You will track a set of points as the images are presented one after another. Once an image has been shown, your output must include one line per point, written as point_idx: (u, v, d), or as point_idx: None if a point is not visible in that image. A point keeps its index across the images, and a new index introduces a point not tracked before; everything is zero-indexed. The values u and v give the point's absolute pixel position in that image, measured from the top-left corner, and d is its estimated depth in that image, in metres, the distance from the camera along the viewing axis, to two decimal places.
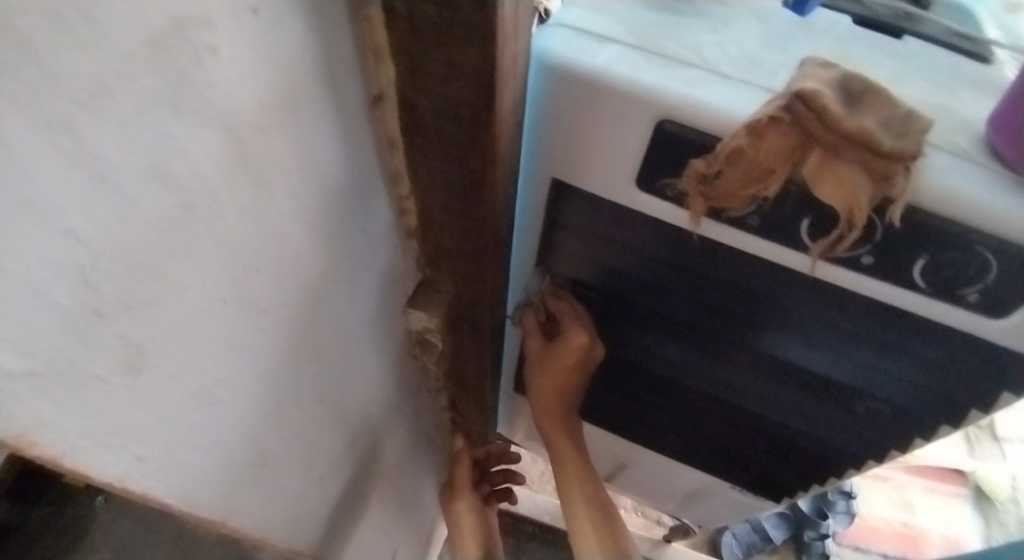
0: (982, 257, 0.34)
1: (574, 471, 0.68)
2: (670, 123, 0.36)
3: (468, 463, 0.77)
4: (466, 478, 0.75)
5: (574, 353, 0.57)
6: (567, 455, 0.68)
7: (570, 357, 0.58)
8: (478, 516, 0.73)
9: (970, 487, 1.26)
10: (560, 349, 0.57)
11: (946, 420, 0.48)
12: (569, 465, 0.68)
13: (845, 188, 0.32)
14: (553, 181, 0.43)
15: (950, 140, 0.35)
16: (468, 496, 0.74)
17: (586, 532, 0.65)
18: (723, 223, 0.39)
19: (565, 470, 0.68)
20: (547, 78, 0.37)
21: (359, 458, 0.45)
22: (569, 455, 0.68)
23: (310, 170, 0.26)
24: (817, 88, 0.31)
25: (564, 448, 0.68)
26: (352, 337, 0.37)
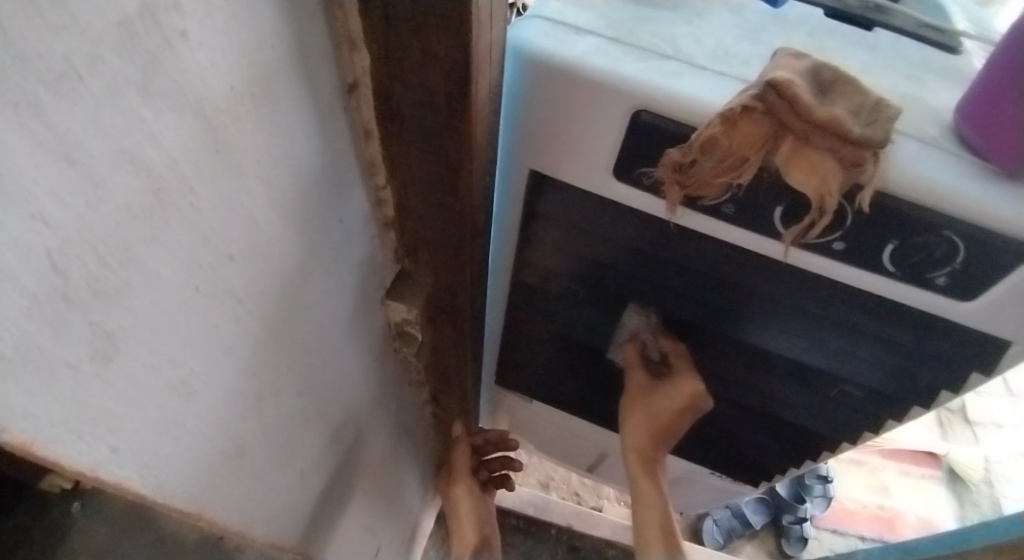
0: (949, 241, 0.35)
1: (651, 506, 0.61)
2: (646, 114, 0.36)
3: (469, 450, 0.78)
4: (465, 466, 0.77)
5: (682, 398, 0.56)
6: (649, 494, 0.62)
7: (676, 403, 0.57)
8: (475, 502, 0.74)
9: (943, 470, 1.29)
10: (669, 392, 0.57)
11: (918, 402, 0.50)
12: (651, 501, 0.61)
13: (817, 176, 0.32)
14: (532, 172, 0.44)
15: (918, 128, 0.36)
16: (466, 482, 0.75)
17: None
18: (699, 211, 0.39)
19: (643, 506, 0.62)
20: (525, 69, 0.37)
21: (340, 451, 0.45)
22: (654, 499, 0.62)
23: (285, 159, 0.26)
24: (789, 77, 0.31)
25: (646, 487, 0.62)
26: (331, 329, 0.37)
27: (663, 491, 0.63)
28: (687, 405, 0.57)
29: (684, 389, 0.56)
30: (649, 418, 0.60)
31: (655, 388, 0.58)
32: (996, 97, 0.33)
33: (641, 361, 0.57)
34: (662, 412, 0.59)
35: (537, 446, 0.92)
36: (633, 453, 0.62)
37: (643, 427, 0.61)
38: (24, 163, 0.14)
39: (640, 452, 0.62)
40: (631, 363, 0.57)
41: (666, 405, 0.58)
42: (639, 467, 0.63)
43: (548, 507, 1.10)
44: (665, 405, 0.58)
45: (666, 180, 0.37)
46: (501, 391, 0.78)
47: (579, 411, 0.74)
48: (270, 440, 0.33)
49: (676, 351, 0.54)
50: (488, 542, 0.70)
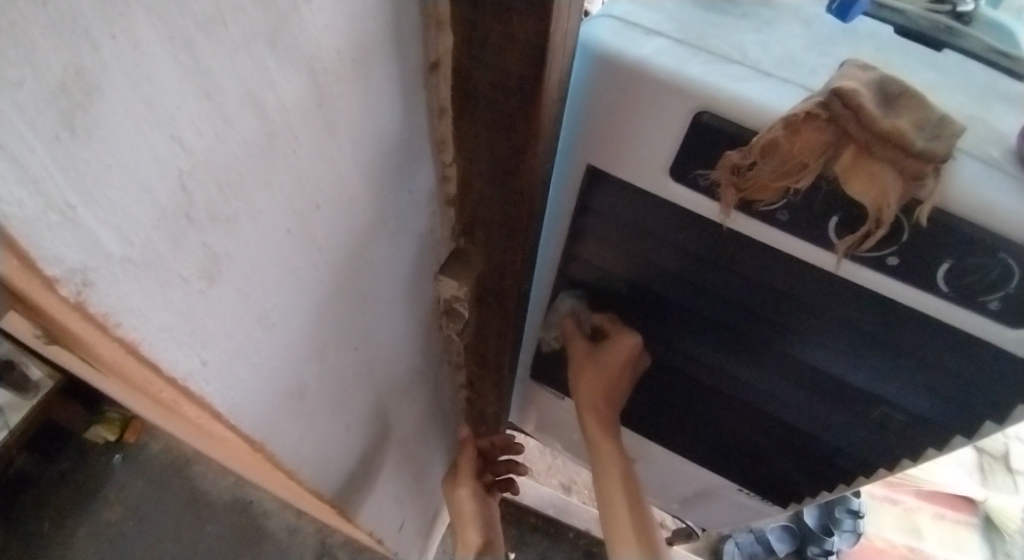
0: (1005, 264, 0.35)
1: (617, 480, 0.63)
2: (708, 115, 0.37)
3: (475, 453, 0.79)
4: (470, 467, 0.78)
5: (622, 354, 0.59)
6: (608, 457, 0.65)
7: (616, 361, 0.60)
8: (479, 504, 0.76)
9: (980, 517, 1.24)
10: (607, 351, 0.60)
11: (960, 431, 0.49)
12: (611, 472, 0.64)
13: (876, 187, 0.33)
14: (590, 167, 0.45)
15: (984, 149, 0.36)
16: (470, 484, 0.77)
17: (620, 527, 0.60)
18: (752, 216, 0.40)
19: (604, 469, 0.64)
20: (593, 64, 0.39)
21: (382, 416, 0.47)
22: (613, 464, 0.64)
23: (372, 126, 0.28)
24: (855, 87, 0.32)
25: (605, 450, 0.65)
26: (389, 294, 0.39)
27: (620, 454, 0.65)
28: (628, 362, 0.60)
29: (622, 346, 0.59)
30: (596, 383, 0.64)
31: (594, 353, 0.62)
32: None
33: (578, 333, 0.63)
34: (603, 371, 0.62)
35: (563, 446, 0.93)
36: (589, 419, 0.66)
37: (594, 388, 0.64)
38: (171, 88, 0.16)
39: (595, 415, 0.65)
40: (572, 335, 0.63)
41: (604, 363, 0.61)
42: (597, 432, 0.66)
43: (567, 509, 1.10)
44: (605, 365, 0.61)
45: (723, 183, 0.37)
46: (534, 384, 0.79)
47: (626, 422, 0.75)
48: (325, 391, 0.35)
49: (609, 319, 0.59)
50: (490, 546, 0.72)
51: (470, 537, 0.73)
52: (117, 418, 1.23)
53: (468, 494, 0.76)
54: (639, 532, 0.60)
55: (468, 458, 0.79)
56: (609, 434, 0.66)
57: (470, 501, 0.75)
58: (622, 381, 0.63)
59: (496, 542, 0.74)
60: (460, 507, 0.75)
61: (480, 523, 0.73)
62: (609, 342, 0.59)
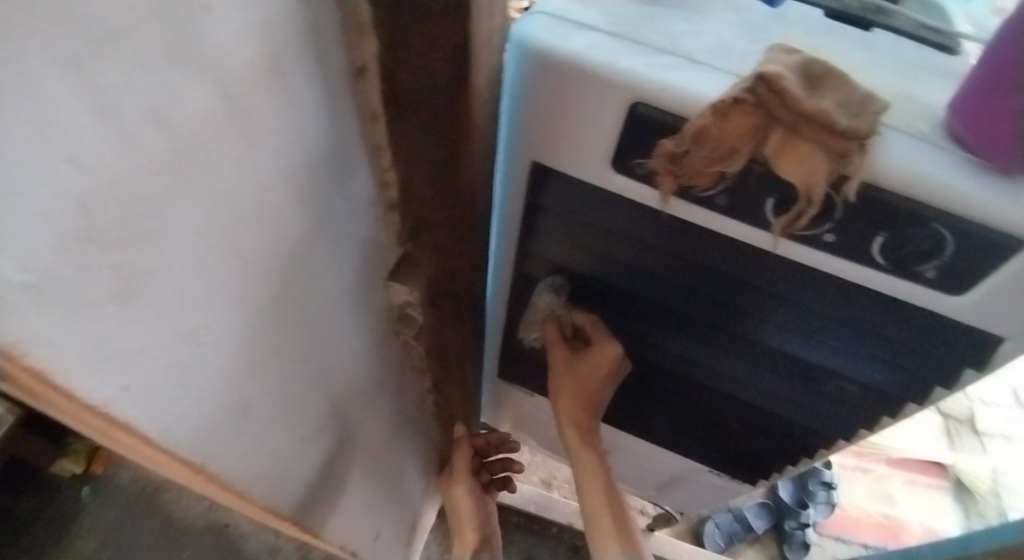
0: (937, 232, 0.36)
1: (602, 486, 0.64)
2: (643, 106, 0.37)
3: (470, 452, 0.79)
4: (465, 466, 0.78)
5: (606, 364, 0.60)
6: (589, 467, 0.66)
7: (600, 371, 0.61)
8: (476, 502, 0.76)
9: (950, 479, 1.28)
10: (591, 360, 0.61)
11: (911, 399, 0.51)
12: (593, 481, 0.64)
13: (804, 166, 0.33)
14: (535, 163, 0.46)
15: (912, 124, 0.37)
16: (465, 482, 0.77)
17: (605, 534, 0.60)
18: (693, 202, 0.40)
19: (586, 478, 0.65)
20: (528, 61, 0.39)
21: (341, 427, 0.47)
22: (594, 472, 0.65)
23: (295, 135, 0.28)
24: (778, 71, 0.33)
25: (586, 456, 0.65)
26: (333, 305, 0.39)
27: (601, 461, 0.66)
28: (611, 371, 0.61)
29: (605, 356, 0.59)
30: (575, 393, 0.64)
31: (575, 360, 0.62)
32: (987, 93, 0.34)
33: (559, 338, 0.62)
34: (585, 381, 0.62)
35: (538, 442, 0.93)
36: (569, 427, 0.66)
37: (571, 398, 0.64)
38: (64, 107, 0.15)
39: (576, 424, 0.65)
40: (554, 340, 0.63)
41: (589, 372, 0.61)
42: (575, 440, 0.66)
43: (550, 505, 1.11)
44: (588, 375, 0.62)
45: (660, 170, 0.37)
46: (503, 383, 0.79)
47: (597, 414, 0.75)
48: (272, 404, 0.35)
49: (591, 324, 0.59)
50: (488, 542, 0.72)
51: (469, 534, 0.73)
52: (82, 450, 1.19)
53: (464, 492, 0.76)
54: (625, 536, 0.60)
55: (464, 457, 0.79)
56: (589, 440, 0.66)
57: (467, 499, 0.75)
58: (603, 390, 0.63)
59: (493, 539, 0.74)
60: (456, 505, 0.75)
61: (477, 520, 0.74)
62: (592, 352, 0.60)
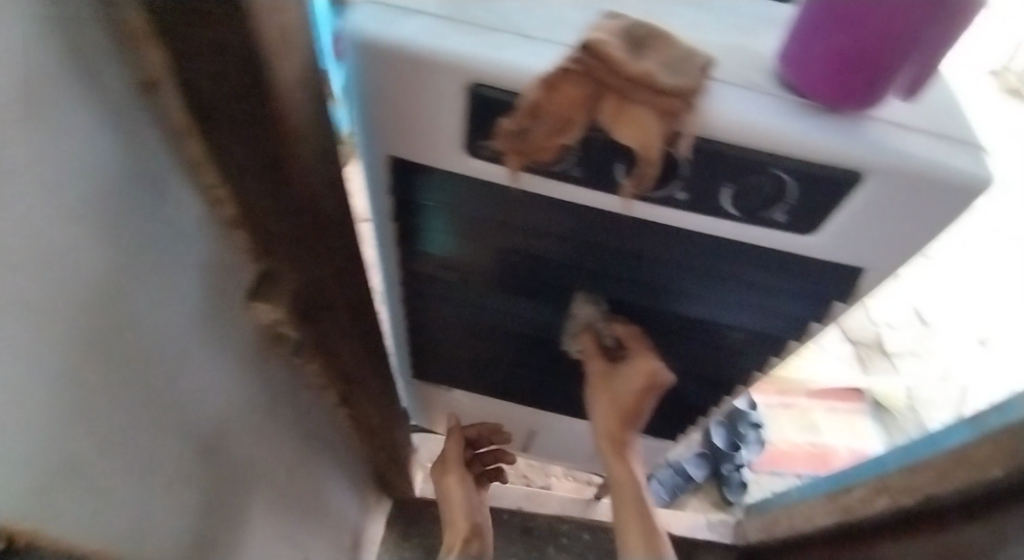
0: (779, 177, 0.37)
1: (628, 488, 0.58)
2: (485, 88, 0.36)
3: (462, 441, 0.76)
4: (457, 455, 0.74)
5: (638, 381, 0.56)
6: (622, 473, 0.59)
7: (636, 389, 0.57)
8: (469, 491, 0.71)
9: (868, 402, 1.38)
10: (625, 376, 0.57)
11: (789, 337, 0.55)
12: (625, 490, 0.58)
13: (640, 130, 0.33)
14: (392, 158, 0.44)
15: (747, 77, 0.37)
16: (459, 472, 0.72)
17: (633, 531, 0.55)
18: (546, 176, 0.40)
19: (620, 491, 0.58)
20: (357, 53, 0.37)
21: (221, 461, 0.43)
22: (625, 478, 0.58)
23: (70, 162, 0.24)
24: (602, 38, 0.32)
25: (617, 466, 0.59)
26: (178, 337, 0.35)
27: (635, 473, 0.59)
28: (648, 388, 0.57)
29: (647, 370, 0.56)
30: (607, 414, 0.59)
31: (614, 375, 0.58)
32: (809, 38, 0.35)
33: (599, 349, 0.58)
34: (620, 401, 0.58)
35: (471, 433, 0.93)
36: (606, 442, 0.60)
37: (610, 417, 0.59)
38: None
39: (614, 442, 0.59)
40: (594, 352, 0.58)
41: (625, 390, 0.58)
42: (612, 453, 0.60)
43: (496, 493, 1.12)
44: (624, 392, 0.58)
45: (504, 150, 0.36)
46: (421, 381, 0.78)
47: (517, 396, 0.76)
48: (131, 457, 0.32)
49: (632, 334, 0.57)
50: (479, 529, 0.67)
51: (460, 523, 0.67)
52: None
53: (456, 481, 0.71)
54: (654, 546, 0.54)
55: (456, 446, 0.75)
56: (625, 454, 0.60)
57: (458, 487, 0.70)
58: (647, 403, 0.59)
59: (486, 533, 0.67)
60: (446, 495, 0.70)
61: (469, 507, 0.68)
62: (630, 366, 0.57)
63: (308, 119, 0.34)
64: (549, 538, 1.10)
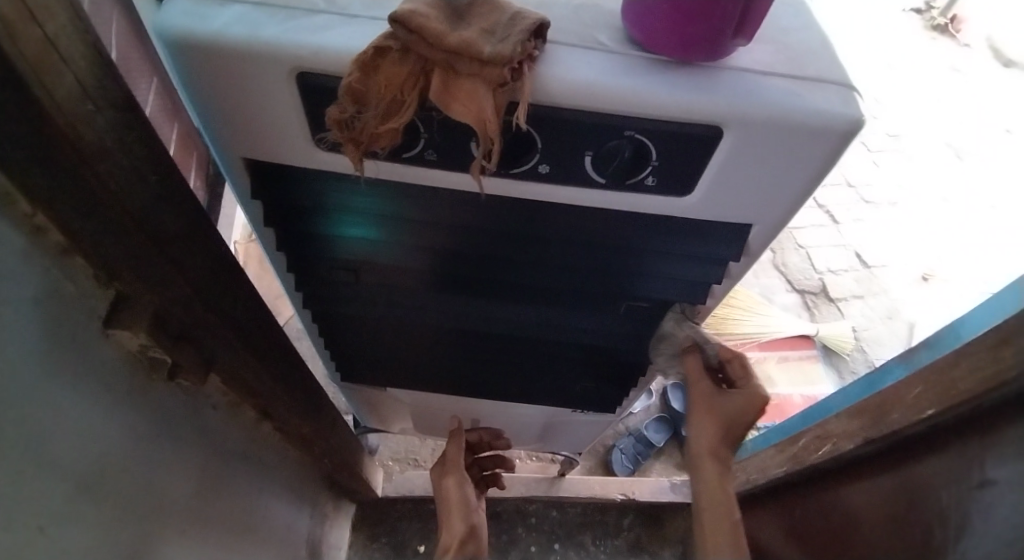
0: (634, 139, 0.36)
1: (719, 510, 0.52)
2: (312, 75, 0.34)
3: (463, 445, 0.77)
4: (458, 457, 0.76)
5: (755, 405, 0.54)
6: (719, 494, 0.52)
7: (751, 407, 0.54)
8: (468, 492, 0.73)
9: (819, 347, 1.41)
10: (740, 403, 0.54)
11: (699, 301, 0.54)
12: (713, 492, 0.53)
13: (472, 103, 0.31)
14: (247, 159, 0.42)
15: (590, 36, 0.36)
16: (457, 472, 0.74)
17: (719, 538, 0.50)
18: (404, 162, 0.38)
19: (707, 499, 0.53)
20: (170, 54, 0.35)
21: (115, 494, 0.40)
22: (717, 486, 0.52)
23: None
24: (411, 10, 0.31)
25: (709, 476, 0.53)
26: (32, 373, 0.32)
27: (729, 491, 0.53)
28: (756, 418, 0.54)
29: (754, 395, 0.54)
30: (710, 434, 0.54)
31: (721, 398, 0.54)
32: None
33: (701, 371, 0.56)
34: (731, 422, 0.54)
35: (419, 430, 0.93)
36: (709, 456, 0.53)
37: (716, 433, 0.54)
38: None
39: (713, 453, 0.54)
40: (696, 375, 0.56)
41: (735, 411, 0.54)
42: (714, 471, 0.53)
43: None
44: (741, 411, 0.54)
45: (342, 140, 0.34)
46: (354, 383, 0.77)
47: (450, 387, 0.75)
48: (15, 509, 0.30)
49: (739, 358, 0.55)
50: (475, 532, 0.67)
51: (457, 524, 0.68)
52: None
53: (454, 482, 0.73)
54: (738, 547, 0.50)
55: (456, 449, 0.77)
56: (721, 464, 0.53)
57: (457, 488, 0.72)
58: (740, 433, 0.55)
59: (483, 531, 0.69)
60: (444, 496, 0.72)
61: (466, 511, 0.69)
62: (743, 387, 0.55)
63: (101, 135, 0.32)
64: (518, 519, 1.11)
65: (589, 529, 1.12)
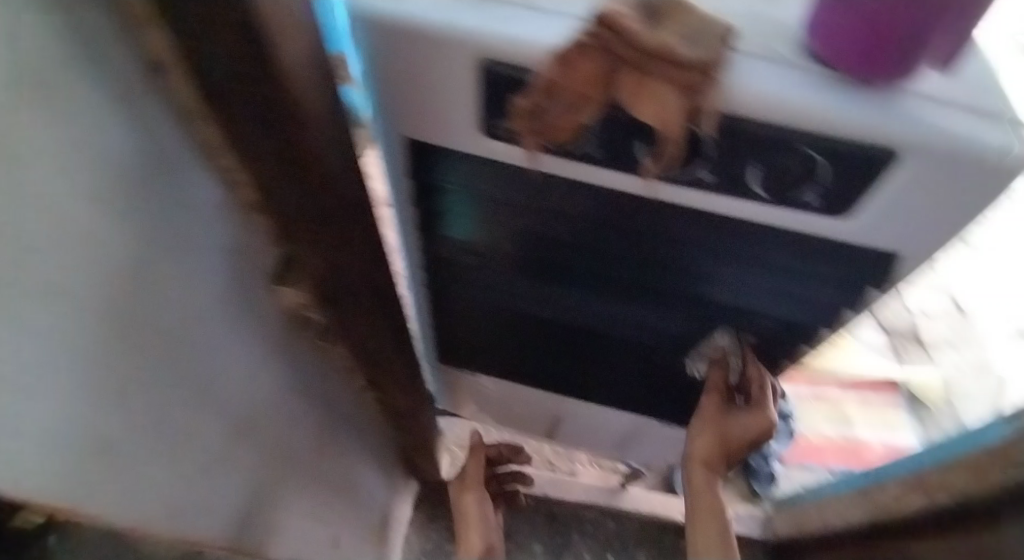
0: (807, 156, 0.36)
1: (712, 513, 0.51)
2: (496, 64, 0.35)
3: (482, 460, 0.79)
4: (477, 473, 0.78)
5: (758, 427, 0.57)
6: (700, 494, 0.53)
7: (751, 431, 0.57)
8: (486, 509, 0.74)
9: (902, 394, 1.37)
10: (745, 421, 0.57)
11: (825, 326, 0.53)
12: (700, 495, 0.53)
13: (659, 107, 0.32)
14: (410, 139, 0.44)
15: (770, 48, 0.36)
16: (476, 489, 0.76)
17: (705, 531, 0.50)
18: (568, 157, 0.40)
19: (697, 501, 0.53)
20: (366, 35, 0.37)
21: (253, 442, 0.44)
22: (706, 494, 0.53)
23: (107, 161, 0.25)
24: (618, 10, 0.31)
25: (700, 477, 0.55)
26: (216, 317, 0.37)
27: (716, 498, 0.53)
28: (752, 440, 0.57)
29: (760, 421, 0.57)
30: (706, 446, 0.57)
31: (729, 417, 0.58)
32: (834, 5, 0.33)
33: (721, 386, 0.60)
34: (727, 439, 0.57)
35: (496, 419, 0.94)
36: (699, 460, 0.56)
37: (713, 446, 0.57)
38: None
39: (705, 461, 0.56)
40: (714, 388, 0.60)
41: (736, 430, 0.57)
42: (704, 475, 0.55)
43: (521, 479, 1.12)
44: (740, 431, 0.57)
45: (522, 129, 0.36)
46: (446, 365, 0.79)
47: (541, 381, 0.76)
48: (184, 444, 0.34)
49: (761, 384, 0.58)
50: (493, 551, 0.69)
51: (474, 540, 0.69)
52: None
53: (473, 499, 0.75)
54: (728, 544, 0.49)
55: (475, 465, 0.79)
56: (711, 474, 0.55)
57: (476, 504, 0.74)
58: (739, 453, 0.58)
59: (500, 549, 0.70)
60: (463, 511, 0.74)
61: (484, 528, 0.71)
62: (750, 410, 0.58)
63: None
64: (574, 523, 1.12)
65: (647, 544, 1.07)
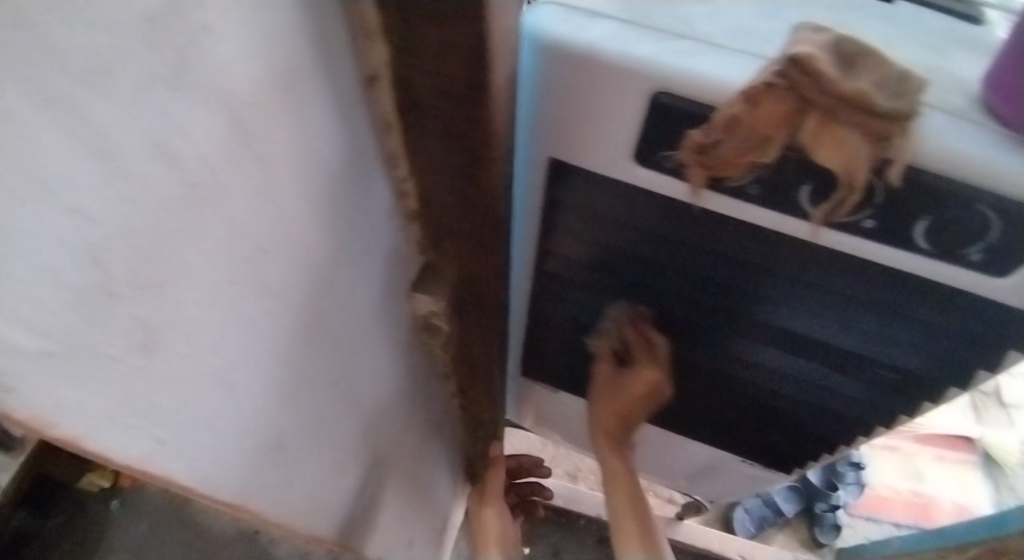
0: (983, 214, 0.34)
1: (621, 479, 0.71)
2: (667, 96, 0.36)
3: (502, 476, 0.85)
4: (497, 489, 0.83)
5: (642, 386, 0.63)
6: (617, 472, 0.71)
7: (636, 391, 0.65)
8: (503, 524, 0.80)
9: (978, 453, 1.28)
10: (632, 383, 0.64)
11: (954, 384, 0.51)
12: (616, 472, 0.71)
13: (845, 153, 0.31)
14: (553, 159, 0.44)
15: (945, 100, 0.35)
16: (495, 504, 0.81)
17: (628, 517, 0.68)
18: (724, 192, 0.40)
19: (613, 478, 0.71)
20: (535, 57, 0.38)
21: (360, 437, 0.46)
22: (618, 468, 0.71)
23: (304, 155, 0.27)
24: (811, 51, 0.30)
25: (615, 463, 0.71)
26: (352, 315, 0.38)
27: (628, 470, 0.71)
28: (648, 393, 0.65)
29: (641, 379, 0.63)
30: (608, 408, 0.69)
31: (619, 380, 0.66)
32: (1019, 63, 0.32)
33: (608, 357, 0.65)
34: (618, 397, 0.67)
35: (563, 437, 0.94)
36: (602, 430, 0.71)
37: (609, 409, 0.69)
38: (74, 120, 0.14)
39: (608, 429, 0.71)
40: (604, 356, 0.65)
41: (627, 394, 0.66)
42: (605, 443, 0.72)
43: (576, 498, 1.11)
44: (629, 393, 0.66)
45: (691, 161, 0.37)
46: (526, 379, 0.80)
47: None
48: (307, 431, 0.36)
49: (642, 345, 0.60)
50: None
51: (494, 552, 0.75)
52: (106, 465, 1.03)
53: (493, 513, 0.80)
54: (644, 531, 0.67)
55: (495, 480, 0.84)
56: (619, 447, 0.72)
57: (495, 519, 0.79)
58: (643, 409, 0.68)
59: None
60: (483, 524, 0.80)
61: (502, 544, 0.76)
62: (633, 373, 0.64)
63: None
64: None
65: None
